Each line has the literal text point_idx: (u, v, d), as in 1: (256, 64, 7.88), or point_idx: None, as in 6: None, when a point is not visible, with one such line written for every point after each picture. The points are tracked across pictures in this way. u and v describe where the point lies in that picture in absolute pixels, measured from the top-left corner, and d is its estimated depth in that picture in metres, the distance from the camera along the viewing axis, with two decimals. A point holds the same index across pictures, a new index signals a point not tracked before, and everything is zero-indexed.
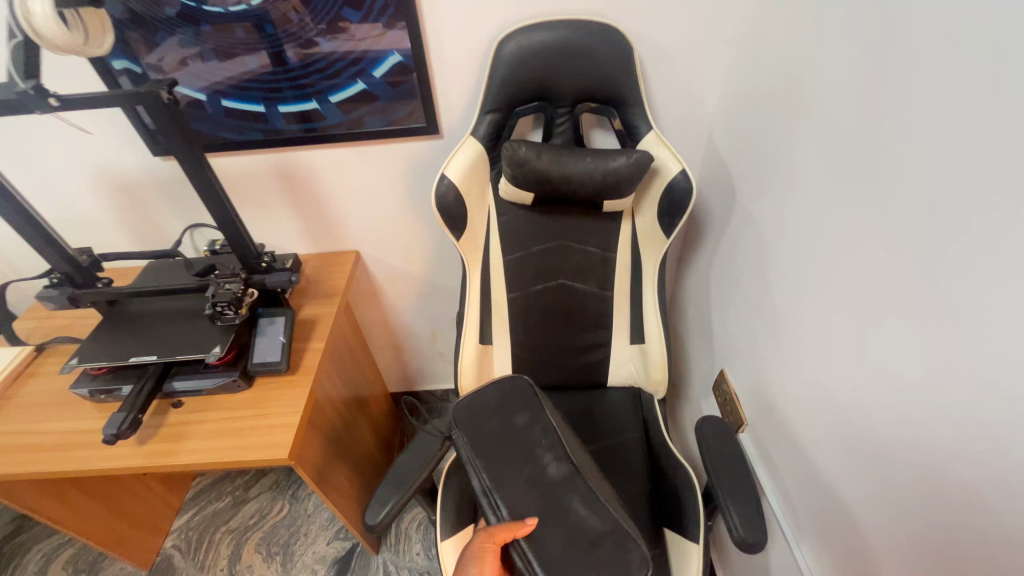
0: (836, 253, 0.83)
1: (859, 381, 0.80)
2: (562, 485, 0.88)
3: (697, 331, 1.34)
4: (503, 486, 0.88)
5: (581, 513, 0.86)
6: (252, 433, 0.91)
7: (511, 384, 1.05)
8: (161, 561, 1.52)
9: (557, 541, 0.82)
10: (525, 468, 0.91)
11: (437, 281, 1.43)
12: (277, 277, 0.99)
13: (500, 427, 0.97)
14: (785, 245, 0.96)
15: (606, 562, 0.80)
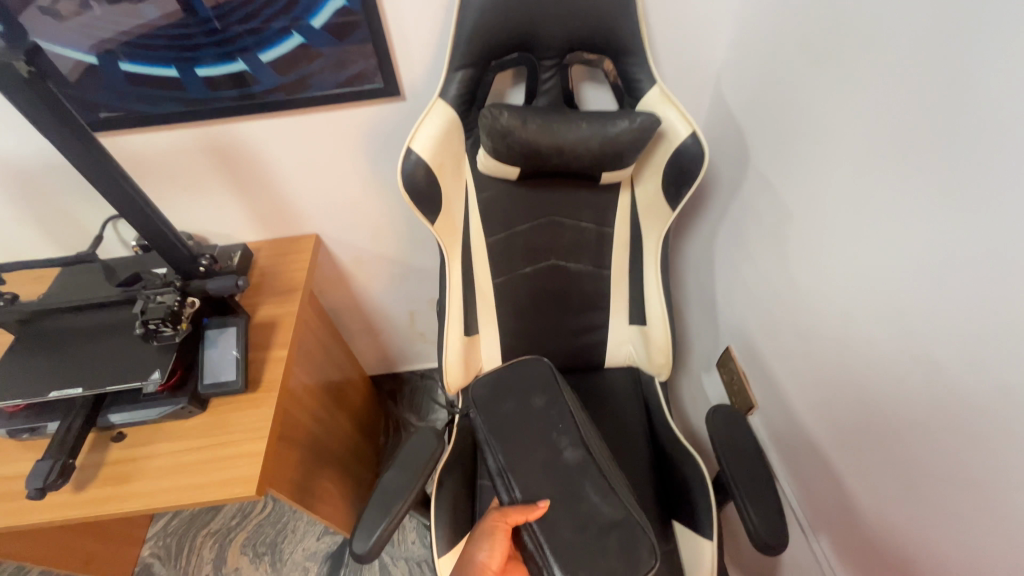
0: (871, 231, 0.72)
1: (892, 375, 0.72)
2: (577, 474, 0.82)
3: (698, 302, 1.24)
4: (516, 467, 0.83)
5: (593, 500, 0.79)
6: (211, 466, 0.80)
7: (530, 364, 0.97)
8: (141, 571, 1.44)
9: (568, 527, 0.77)
10: (538, 453, 0.84)
11: (413, 261, 1.28)
12: (220, 283, 0.83)
13: (517, 409, 0.90)
14: (807, 217, 0.84)
15: (617, 555, 0.76)
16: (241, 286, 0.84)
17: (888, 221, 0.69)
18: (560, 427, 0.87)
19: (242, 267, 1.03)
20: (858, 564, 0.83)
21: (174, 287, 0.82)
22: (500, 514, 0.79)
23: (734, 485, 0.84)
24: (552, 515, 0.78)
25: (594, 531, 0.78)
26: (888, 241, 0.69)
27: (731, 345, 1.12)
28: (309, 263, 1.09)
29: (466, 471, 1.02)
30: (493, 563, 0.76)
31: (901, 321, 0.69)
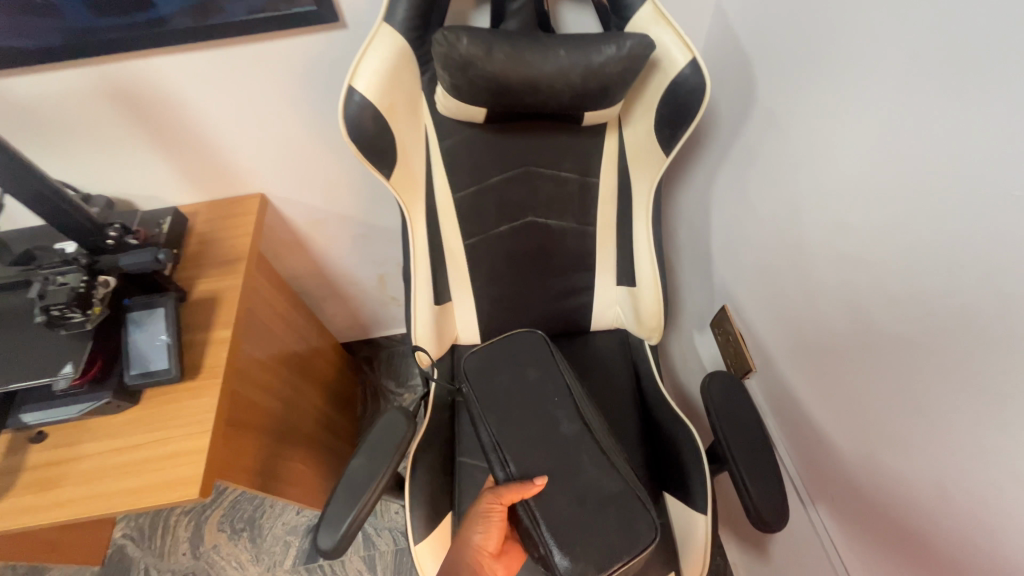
0: (897, 180, 0.61)
1: (908, 345, 0.63)
2: (573, 446, 0.74)
3: (692, 256, 1.14)
4: (510, 442, 0.74)
5: (592, 472, 0.72)
6: (148, 467, 0.70)
7: (522, 339, 0.87)
8: (114, 554, 1.37)
9: (566, 504, 0.70)
10: (532, 426, 0.76)
11: (376, 220, 1.15)
12: (135, 257, 0.70)
13: (507, 379, 0.81)
14: (823, 161, 0.72)
15: (616, 529, 0.69)
16: (162, 261, 0.72)
17: (919, 167, 0.58)
18: (557, 398, 0.78)
19: (172, 235, 0.89)
20: (860, 536, 0.79)
21: (79, 265, 0.70)
22: (493, 496, 0.71)
23: (731, 457, 0.78)
24: (549, 492, 0.71)
25: (592, 505, 0.70)
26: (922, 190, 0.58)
27: (726, 304, 1.03)
28: (254, 227, 0.95)
29: (443, 450, 0.95)
30: (490, 544, 0.72)
31: (924, 285, 0.59)
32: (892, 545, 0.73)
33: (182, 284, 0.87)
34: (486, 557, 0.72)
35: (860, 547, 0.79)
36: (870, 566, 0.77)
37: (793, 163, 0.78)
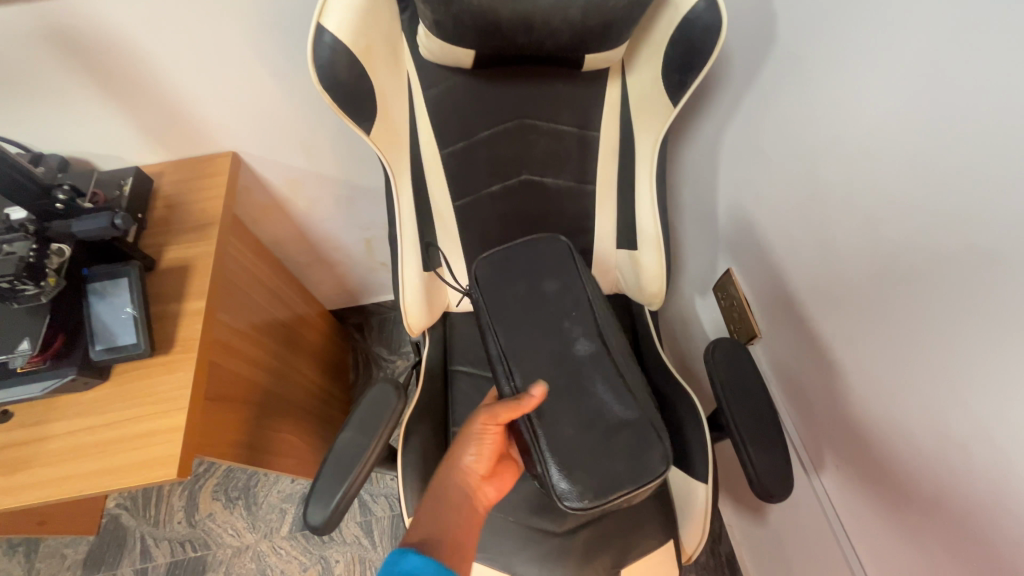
0: (937, 129, 0.55)
1: (939, 310, 0.58)
2: (587, 369, 0.72)
3: (695, 217, 1.09)
4: (520, 356, 0.73)
5: (602, 397, 0.71)
6: (122, 446, 0.66)
7: (546, 246, 0.81)
8: (108, 523, 1.35)
9: (572, 424, 0.69)
10: (546, 345, 0.74)
11: (359, 180, 1.07)
12: (90, 224, 0.65)
13: (525, 293, 0.78)
14: (851, 108, 0.66)
15: (621, 456, 0.69)
16: (119, 226, 0.66)
17: (968, 112, 0.52)
18: (574, 316, 0.76)
19: (136, 197, 0.81)
20: (866, 504, 0.78)
21: (26, 232, 0.64)
22: (488, 414, 0.68)
23: (734, 427, 0.75)
24: (556, 408, 0.70)
25: (598, 429, 0.70)
26: (963, 141, 0.53)
27: (731, 268, 0.98)
28: (227, 188, 0.88)
29: (436, 421, 0.92)
30: (481, 467, 0.70)
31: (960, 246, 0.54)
32: (900, 514, 0.71)
33: (150, 252, 0.80)
34: (474, 479, 0.69)
35: (865, 514, 0.78)
36: (874, 530, 0.77)
37: (815, 112, 0.72)
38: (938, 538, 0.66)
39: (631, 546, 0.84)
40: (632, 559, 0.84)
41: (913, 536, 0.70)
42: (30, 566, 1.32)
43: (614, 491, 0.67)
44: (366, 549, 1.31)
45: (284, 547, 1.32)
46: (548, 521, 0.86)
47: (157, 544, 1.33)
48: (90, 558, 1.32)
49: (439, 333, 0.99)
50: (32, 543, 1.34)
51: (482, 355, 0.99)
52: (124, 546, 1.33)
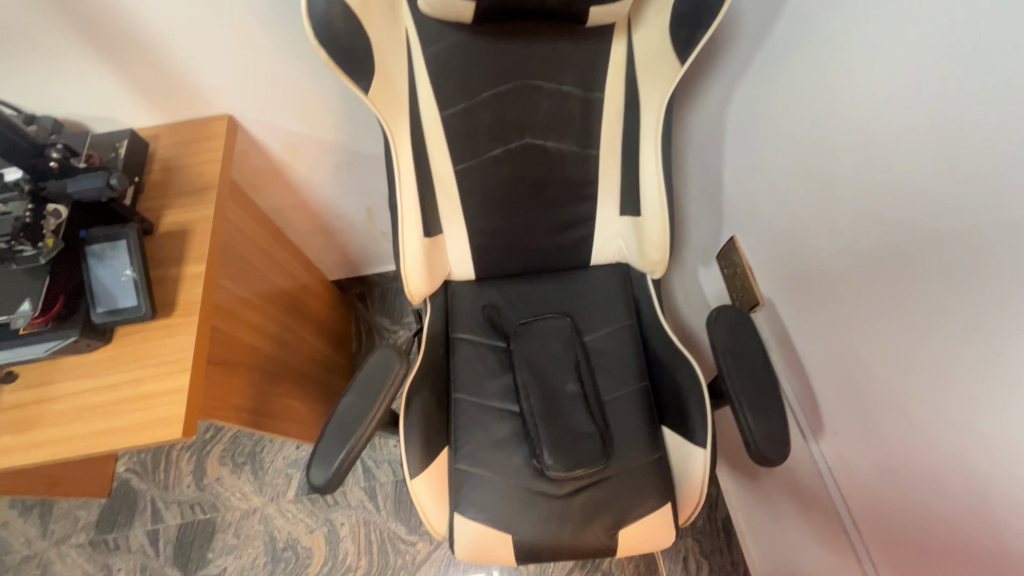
0: (966, 82, 0.54)
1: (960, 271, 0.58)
2: (573, 402, 0.89)
3: (700, 185, 1.07)
4: (527, 380, 0.90)
5: (580, 421, 0.87)
6: (126, 407, 0.67)
7: (551, 323, 0.96)
8: (119, 486, 1.39)
9: (555, 434, 0.86)
10: (547, 377, 0.91)
11: (359, 146, 1.05)
12: (85, 184, 0.64)
13: (539, 333, 0.95)
14: (873, 65, 0.64)
15: (582, 464, 0.84)
16: (117, 187, 0.66)
17: (1003, 63, 0.50)
18: (567, 364, 0.92)
19: (132, 160, 0.80)
20: (865, 470, 0.78)
21: (21, 192, 0.63)
22: None
23: (735, 393, 0.75)
24: (544, 422, 0.87)
25: (571, 441, 0.86)
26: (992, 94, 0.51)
27: (736, 236, 0.98)
28: (223, 152, 0.86)
29: (437, 387, 0.92)
30: None
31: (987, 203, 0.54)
32: (901, 479, 0.72)
33: (149, 215, 0.80)
34: None
35: (865, 480, 0.78)
36: (871, 495, 0.77)
37: (832, 71, 0.70)
38: (941, 503, 0.66)
39: (629, 509, 0.86)
40: (630, 521, 0.86)
41: (914, 501, 0.70)
42: (44, 527, 1.36)
43: (580, 469, 0.84)
44: (370, 513, 1.35)
45: (291, 510, 1.35)
46: (548, 485, 0.87)
47: (167, 506, 1.37)
48: (102, 519, 1.36)
49: (440, 300, 0.99)
50: (45, 505, 1.38)
51: (483, 323, 0.99)
52: (135, 508, 1.37)
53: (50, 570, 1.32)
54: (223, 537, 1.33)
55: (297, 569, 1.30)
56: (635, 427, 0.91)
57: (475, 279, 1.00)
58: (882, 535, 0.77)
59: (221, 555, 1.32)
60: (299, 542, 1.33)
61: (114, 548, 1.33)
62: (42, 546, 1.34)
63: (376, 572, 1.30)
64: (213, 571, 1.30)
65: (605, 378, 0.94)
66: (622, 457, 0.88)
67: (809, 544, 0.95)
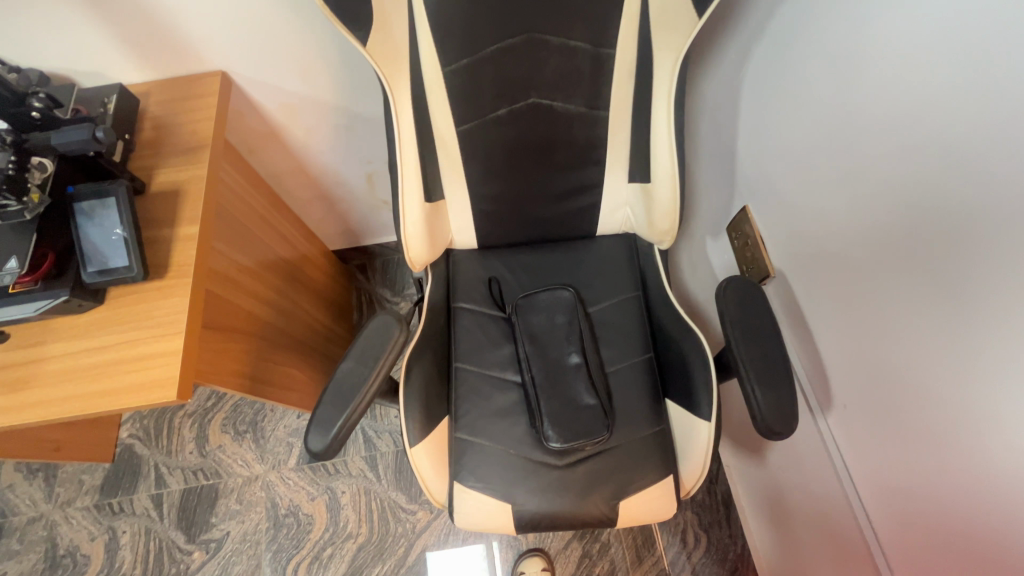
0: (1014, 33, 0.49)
1: (989, 242, 0.54)
2: (573, 374, 0.88)
3: (712, 153, 1.03)
4: (529, 352, 0.89)
5: (581, 392, 0.86)
6: (120, 369, 0.66)
7: (555, 295, 0.93)
8: (123, 452, 1.40)
9: (556, 404, 0.86)
10: (548, 349, 0.89)
11: (359, 108, 1.01)
12: (69, 135, 0.61)
13: (542, 304, 0.93)
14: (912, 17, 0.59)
15: (583, 435, 0.84)
16: (101, 140, 0.63)
17: None
18: (569, 336, 0.90)
19: (121, 116, 0.77)
20: (873, 446, 0.76)
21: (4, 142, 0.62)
22: None
23: (742, 366, 0.73)
24: (545, 393, 0.86)
25: (572, 412, 0.85)
26: None
27: (747, 205, 0.94)
28: (217, 110, 0.82)
29: (437, 357, 0.91)
30: None
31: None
32: (911, 455, 0.70)
33: (140, 174, 0.77)
34: None
35: (872, 456, 0.76)
36: (876, 471, 0.76)
37: (863, 25, 0.65)
38: (952, 479, 0.64)
39: (630, 480, 0.85)
40: (630, 493, 0.85)
41: (924, 477, 0.68)
42: (49, 490, 1.37)
43: (582, 441, 0.84)
44: (371, 481, 1.36)
45: (292, 478, 1.36)
46: (548, 455, 0.86)
47: (170, 472, 1.38)
48: (106, 484, 1.37)
49: (441, 269, 0.97)
50: (50, 469, 1.39)
51: (485, 293, 0.97)
52: (139, 473, 1.38)
53: (56, 532, 1.33)
54: (226, 503, 1.35)
55: (298, 535, 1.32)
56: (638, 399, 0.90)
57: (477, 248, 0.98)
58: (887, 511, 0.76)
59: (224, 520, 1.33)
60: (301, 509, 1.34)
61: (118, 512, 1.35)
62: (48, 508, 1.36)
63: (376, 539, 1.31)
64: (215, 535, 1.32)
65: (608, 350, 0.93)
66: (623, 429, 0.88)
67: (813, 519, 0.94)
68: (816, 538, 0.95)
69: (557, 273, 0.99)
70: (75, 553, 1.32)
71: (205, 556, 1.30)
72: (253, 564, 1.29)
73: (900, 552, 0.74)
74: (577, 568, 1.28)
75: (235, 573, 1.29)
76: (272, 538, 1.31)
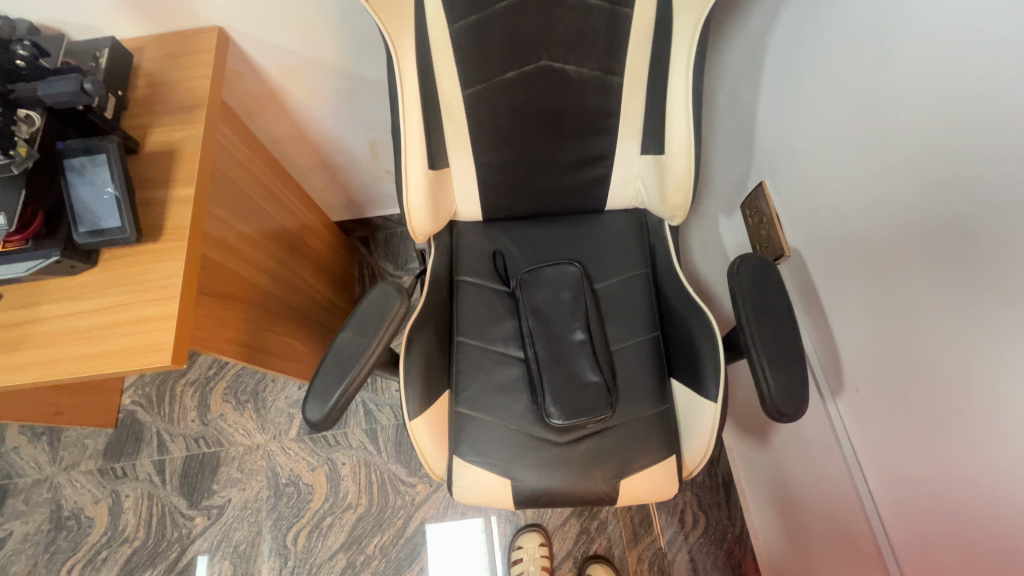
0: None
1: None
2: (577, 350, 0.86)
3: (730, 126, 0.99)
4: (534, 328, 0.87)
5: (584, 369, 0.85)
6: (114, 332, 0.64)
7: (560, 270, 0.91)
8: (125, 418, 1.41)
9: (560, 381, 0.84)
10: (553, 325, 0.87)
11: (362, 70, 0.97)
12: (57, 87, 0.60)
13: (548, 278, 0.90)
14: None
15: (586, 412, 0.82)
16: (90, 92, 0.61)
17: None
18: (574, 312, 0.88)
19: (114, 72, 0.73)
20: (884, 432, 0.74)
21: None
22: None
23: (752, 346, 0.70)
24: (549, 370, 0.85)
25: (575, 389, 0.83)
26: None
27: (764, 181, 0.90)
28: (213, 67, 0.78)
29: (439, 330, 0.89)
30: None
31: None
32: (926, 443, 0.67)
33: (135, 133, 0.74)
34: None
35: (883, 442, 0.74)
36: (887, 458, 0.74)
37: None
38: (966, 470, 0.62)
39: (632, 459, 0.84)
40: (632, 472, 0.84)
41: (937, 466, 0.66)
42: (53, 454, 1.38)
43: (584, 418, 0.82)
44: (371, 454, 1.36)
45: (293, 448, 1.37)
46: (548, 431, 0.85)
47: (172, 439, 1.39)
48: (109, 449, 1.38)
49: (445, 241, 0.95)
50: (54, 433, 1.40)
51: (490, 266, 0.95)
52: (141, 439, 1.39)
53: (60, 494, 1.35)
54: (227, 470, 1.35)
55: (298, 504, 1.32)
56: (642, 378, 0.88)
57: (482, 220, 0.95)
58: (895, 498, 0.74)
59: (225, 487, 1.34)
60: (301, 478, 1.34)
61: (121, 476, 1.36)
62: (52, 471, 1.37)
63: (376, 510, 1.32)
64: (217, 502, 1.33)
65: (614, 328, 0.91)
66: (626, 408, 0.86)
67: (816, 504, 0.93)
68: (819, 522, 0.93)
69: (563, 248, 0.96)
70: (79, 515, 1.33)
71: (207, 521, 1.31)
72: (254, 530, 1.31)
73: (906, 539, 0.73)
74: (575, 544, 1.28)
75: (236, 538, 1.30)
76: (272, 506, 1.32)
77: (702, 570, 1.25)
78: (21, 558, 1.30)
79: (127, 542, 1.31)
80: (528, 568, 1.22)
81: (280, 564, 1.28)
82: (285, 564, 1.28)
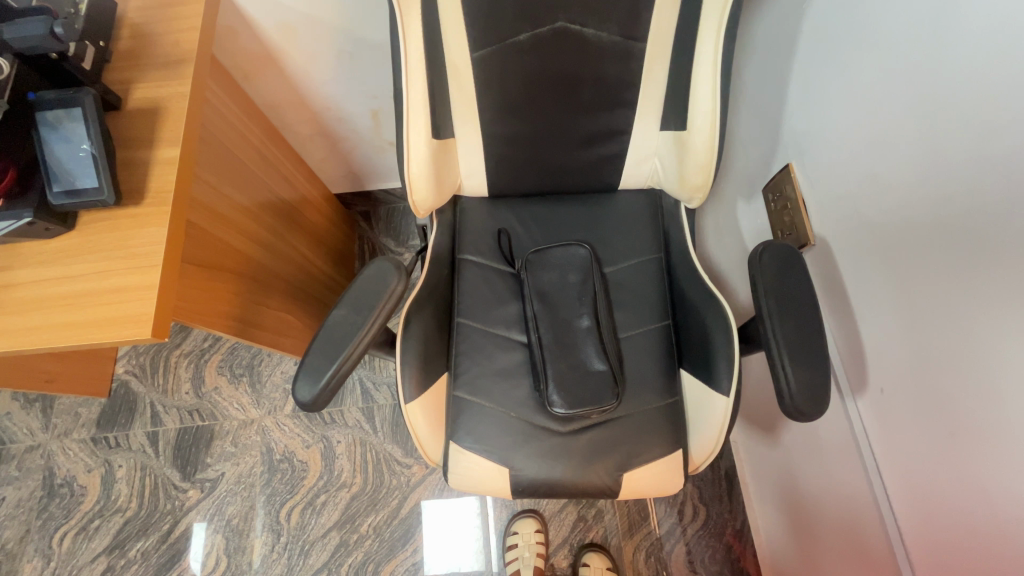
0: None
1: None
2: (581, 337, 0.81)
3: (755, 105, 0.93)
4: (540, 312, 0.83)
5: (590, 356, 0.80)
6: (92, 301, 0.60)
7: (569, 251, 0.86)
8: (118, 388, 1.38)
9: (564, 368, 0.80)
10: (559, 311, 0.83)
11: (363, 30, 0.90)
12: (22, 30, 0.55)
13: (557, 260, 0.86)
14: None
15: (588, 402, 0.78)
16: (61, 37, 0.57)
17: None
18: (581, 297, 0.83)
19: (95, 21, 0.67)
20: (908, 436, 0.69)
21: None
22: None
23: (772, 340, 0.66)
24: (553, 356, 0.81)
25: (579, 377, 0.80)
26: None
27: (791, 163, 0.85)
28: (205, 18, 0.72)
29: (438, 309, 0.85)
30: None
31: None
32: (955, 450, 0.63)
33: (118, 89, 0.69)
34: None
35: (907, 447, 0.70)
36: (910, 463, 0.70)
37: None
38: (994, 481, 0.58)
39: (636, 452, 0.81)
40: (635, 464, 0.80)
41: (965, 474, 0.62)
42: (47, 421, 1.36)
43: (586, 408, 0.78)
44: (367, 433, 1.34)
45: (287, 425, 1.35)
46: (549, 420, 0.82)
47: (166, 410, 1.36)
48: (102, 418, 1.36)
49: (448, 216, 0.90)
50: (47, 400, 1.38)
51: (494, 245, 0.90)
52: (135, 409, 1.37)
53: (53, 461, 1.33)
54: (221, 444, 1.33)
55: (292, 481, 1.31)
56: (650, 369, 0.84)
57: (488, 195, 0.90)
58: (915, 504, 0.70)
59: (219, 460, 1.32)
60: (295, 455, 1.32)
61: (115, 446, 1.34)
62: (45, 438, 1.35)
63: (370, 490, 1.30)
64: (210, 475, 1.31)
65: (622, 315, 0.86)
66: (633, 399, 0.82)
67: (826, 503, 0.90)
68: (830, 522, 0.90)
69: (573, 229, 0.91)
70: (71, 483, 1.32)
71: (200, 494, 1.30)
72: (246, 505, 1.29)
73: (923, 547, 0.70)
74: (571, 531, 1.27)
75: (229, 512, 1.29)
76: (266, 482, 1.31)
77: (699, 562, 1.23)
78: (13, 524, 1.29)
79: (119, 512, 1.29)
80: (523, 555, 1.20)
81: (272, 540, 1.27)
82: (278, 539, 1.27)
